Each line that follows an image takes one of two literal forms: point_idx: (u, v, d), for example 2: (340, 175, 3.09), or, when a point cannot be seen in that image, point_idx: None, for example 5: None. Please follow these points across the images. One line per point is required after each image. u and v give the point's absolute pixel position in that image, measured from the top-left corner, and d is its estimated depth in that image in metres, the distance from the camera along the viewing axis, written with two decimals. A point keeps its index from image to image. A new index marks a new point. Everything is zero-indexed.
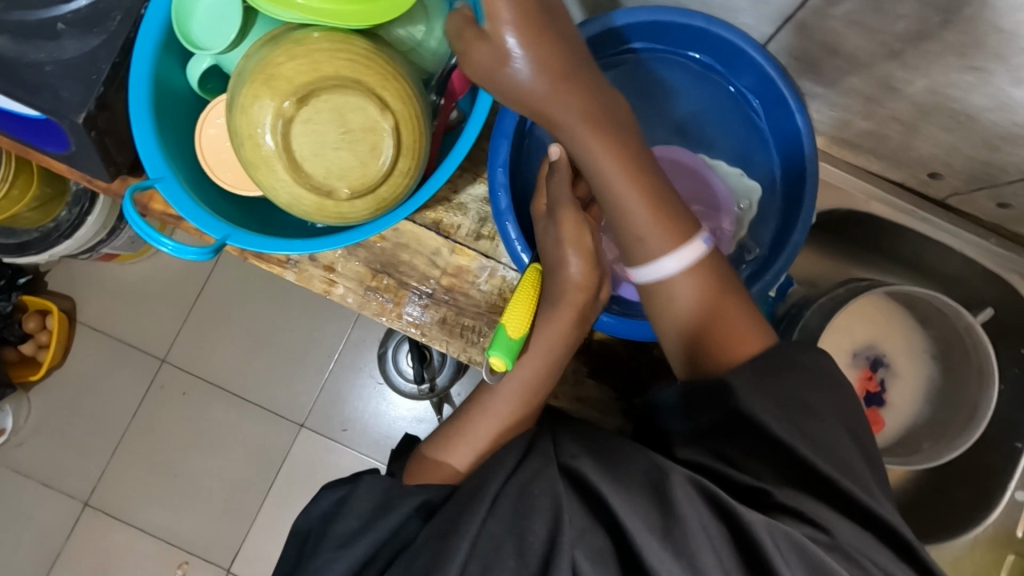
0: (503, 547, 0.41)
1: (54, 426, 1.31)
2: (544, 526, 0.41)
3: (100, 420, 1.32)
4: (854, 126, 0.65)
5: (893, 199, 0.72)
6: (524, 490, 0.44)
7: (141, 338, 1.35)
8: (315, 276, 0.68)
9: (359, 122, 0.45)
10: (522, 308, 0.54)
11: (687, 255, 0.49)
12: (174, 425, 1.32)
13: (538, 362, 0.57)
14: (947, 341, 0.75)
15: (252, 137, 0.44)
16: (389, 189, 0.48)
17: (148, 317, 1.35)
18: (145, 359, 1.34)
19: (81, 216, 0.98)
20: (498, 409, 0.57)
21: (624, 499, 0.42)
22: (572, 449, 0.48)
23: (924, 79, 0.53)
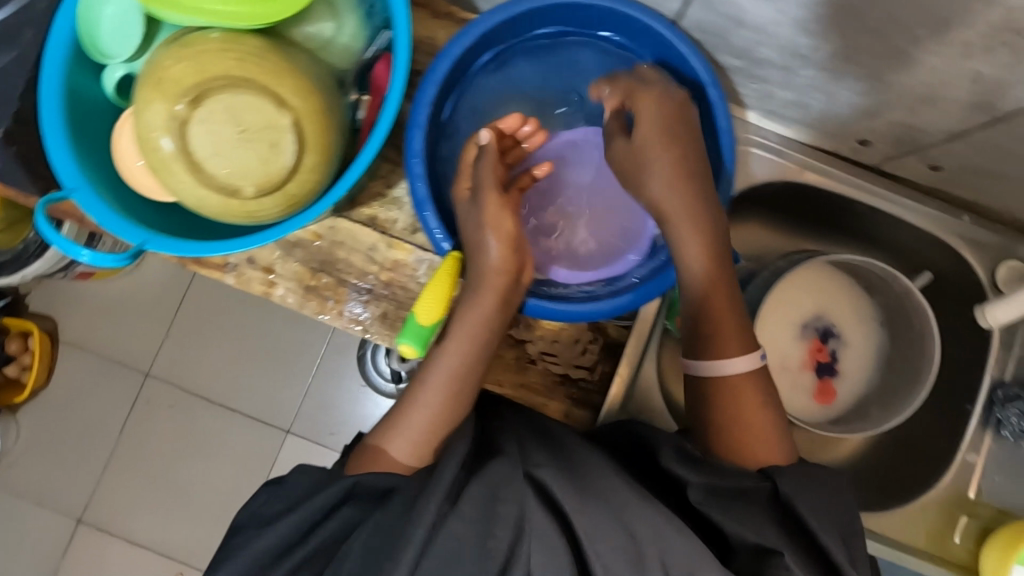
0: (465, 549, 0.41)
1: (41, 446, 1.40)
2: (506, 526, 0.42)
3: (88, 434, 1.40)
4: (778, 97, 0.65)
5: (830, 169, 0.71)
6: (491, 490, 0.45)
7: (128, 354, 1.42)
8: (253, 278, 0.69)
9: (255, 121, 0.46)
10: (435, 297, 0.56)
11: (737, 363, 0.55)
12: (160, 437, 1.40)
13: (468, 341, 0.56)
14: (891, 308, 0.76)
15: (150, 141, 0.45)
16: (298, 185, 0.49)
17: (130, 334, 1.42)
18: (128, 375, 1.41)
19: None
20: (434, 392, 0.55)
21: (589, 520, 0.42)
22: (537, 458, 0.49)
23: (830, 45, 0.53)
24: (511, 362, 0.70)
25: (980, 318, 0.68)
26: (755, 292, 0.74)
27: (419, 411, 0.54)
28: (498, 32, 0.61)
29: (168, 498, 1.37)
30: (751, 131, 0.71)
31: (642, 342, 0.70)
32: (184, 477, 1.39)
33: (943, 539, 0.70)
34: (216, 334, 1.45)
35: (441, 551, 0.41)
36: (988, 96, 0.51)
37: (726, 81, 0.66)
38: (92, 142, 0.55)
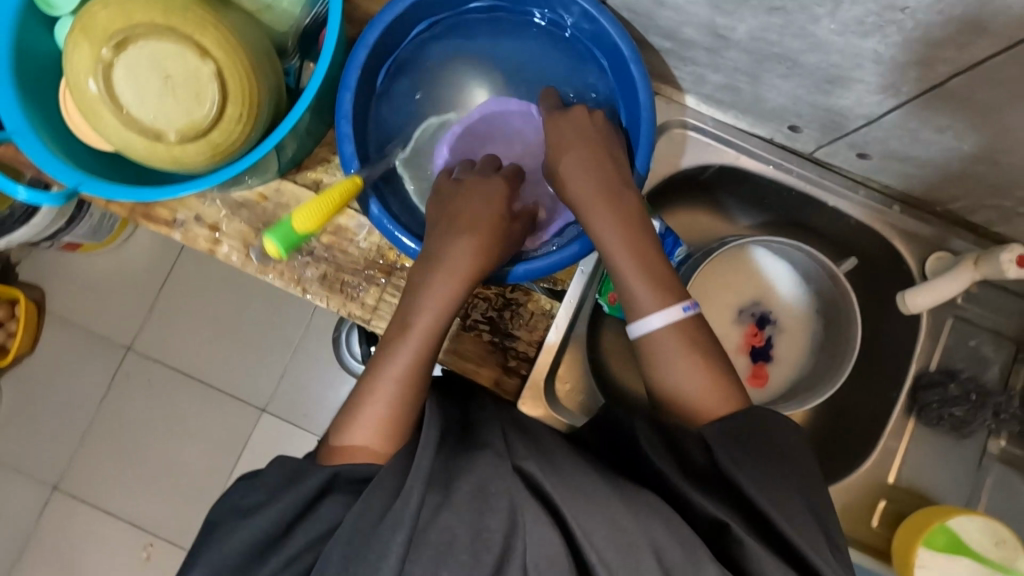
0: (456, 546, 0.43)
1: (28, 412, 1.48)
2: (500, 519, 0.44)
3: (71, 401, 1.48)
4: (711, 81, 0.66)
5: (761, 154, 0.73)
6: (481, 488, 0.46)
7: (110, 329, 1.50)
8: (199, 235, 0.71)
9: (179, 69, 0.49)
10: (319, 212, 0.56)
11: (670, 314, 0.57)
12: (139, 408, 1.48)
13: (427, 322, 0.57)
14: (823, 294, 0.78)
15: (78, 83, 0.48)
16: (222, 135, 0.51)
17: (115, 309, 1.50)
18: (111, 348, 1.49)
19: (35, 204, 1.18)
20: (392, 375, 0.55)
21: (583, 515, 0.45)
22: (522, 452, 0.50)
23: (743, 24, 0.54)
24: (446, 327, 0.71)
25: (902, 304, 0.70)
26: (688, 273, 0.75)
27: (379, 394, 0.55)
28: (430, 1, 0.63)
29: (141, 468, 1.46)
30: (689, 115, 0.72)
31: (571, 313, 0.71)
32: (158, 450, 1.46)
33: (861, 523, 0.71)
34: (194, 311, 1.49)
35: (434, 543, 0.43)
36: (892, 78, 0.52)
37: (662, 63, 0.67)
38: (38, 93, 0.57)
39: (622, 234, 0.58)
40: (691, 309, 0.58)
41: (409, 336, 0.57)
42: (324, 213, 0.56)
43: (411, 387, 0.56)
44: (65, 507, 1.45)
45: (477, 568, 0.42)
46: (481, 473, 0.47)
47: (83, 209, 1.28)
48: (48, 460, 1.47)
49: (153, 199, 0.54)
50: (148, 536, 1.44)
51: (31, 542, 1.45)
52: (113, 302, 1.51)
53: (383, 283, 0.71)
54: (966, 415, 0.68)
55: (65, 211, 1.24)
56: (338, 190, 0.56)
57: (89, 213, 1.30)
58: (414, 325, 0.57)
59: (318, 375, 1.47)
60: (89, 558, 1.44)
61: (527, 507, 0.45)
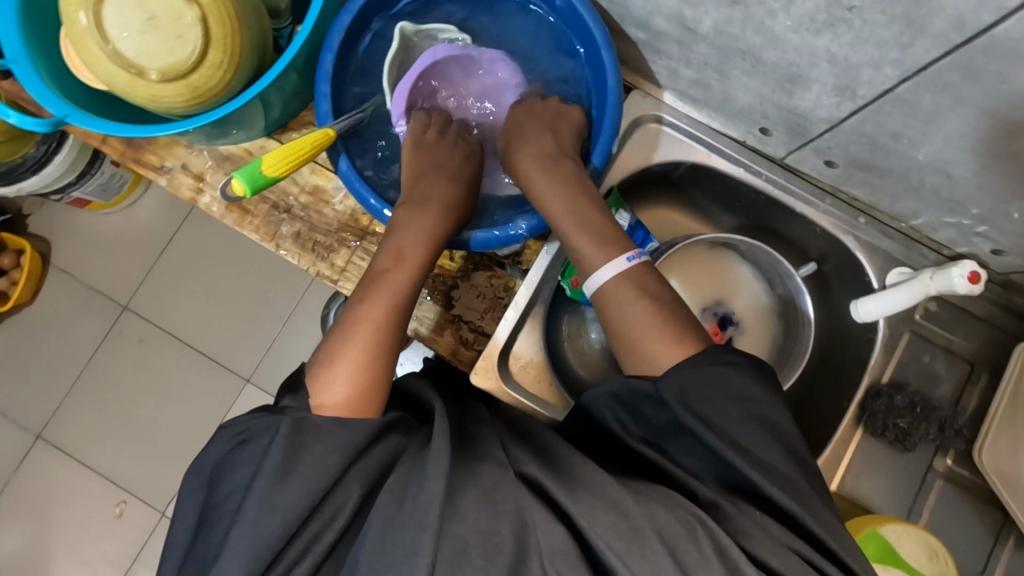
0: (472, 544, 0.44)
1: (21, 360, 1.52)
2: (509, 522, 0.46)
3: (64, 353, 1.52)
4: (684, 76, 0.68)
5: (734, 155, 0.75)
6: (489, 496, 0.47)
7: (107, 286, 1.54)
8: (184, 183, 0.74)
9: (164, 10, 0.52)
10: (292, 158, 0.57)
11: (615, 265, 0.62)
12: (127, 366, 1.51)
13: (409, 279, 0.62)
14: (786, 300, 0.80)
15: (70, 14, 0.52)
16: (201, 77, 0.54)
17: (115, 267, 1.54)
18: (108, 305, 1.53)
19: (48, 155, 1.23)
20: (374, 326, 0.60)
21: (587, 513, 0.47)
22: (524, 459, 0.53)
23: (708, 16, 0.57)
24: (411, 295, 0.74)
25: (856, 312, 0.72)
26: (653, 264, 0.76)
27: (372, 326, 0.60)
28: None
29: (123, 426, 1.49)
30: (665, 111, 0.74)
31: (531, 292, 0.73)
32: (142, 410, 1.49)
33: None
34: (190, 276, 1.53)
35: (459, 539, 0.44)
36: (845, 80, 0.54)
37: (639, 55, 0.70)
38: (42, 29, 0.61)
39: (575, 217, 0.63)
40: (636, 259, 0.63)
41: (391, 288, 0.61)
42: (290, 158, 0.57)
43: (386, 339, 0.60)
44: (46, 457, 1.48)
45: (492, 569, 0.43)
46: (486, 484, 0.49)
47: (92, 165, 1.33)
48: (35, 410, 1.50)
49: (133, 135, 0.57)
50: (123, 494, 1.46)
51: (9, 488, 1.48)
52: (114, 260, 1.55)
53: (353, 245, 0.74)
54: (909, 426, 0.69)
55: (77, 165, 1.28)
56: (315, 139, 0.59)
57: (98, 170, 1.35)
58: (391, 276, 0.62)
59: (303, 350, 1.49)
60: (64, 510, 1.47)
61: (537, 514, 0.47)
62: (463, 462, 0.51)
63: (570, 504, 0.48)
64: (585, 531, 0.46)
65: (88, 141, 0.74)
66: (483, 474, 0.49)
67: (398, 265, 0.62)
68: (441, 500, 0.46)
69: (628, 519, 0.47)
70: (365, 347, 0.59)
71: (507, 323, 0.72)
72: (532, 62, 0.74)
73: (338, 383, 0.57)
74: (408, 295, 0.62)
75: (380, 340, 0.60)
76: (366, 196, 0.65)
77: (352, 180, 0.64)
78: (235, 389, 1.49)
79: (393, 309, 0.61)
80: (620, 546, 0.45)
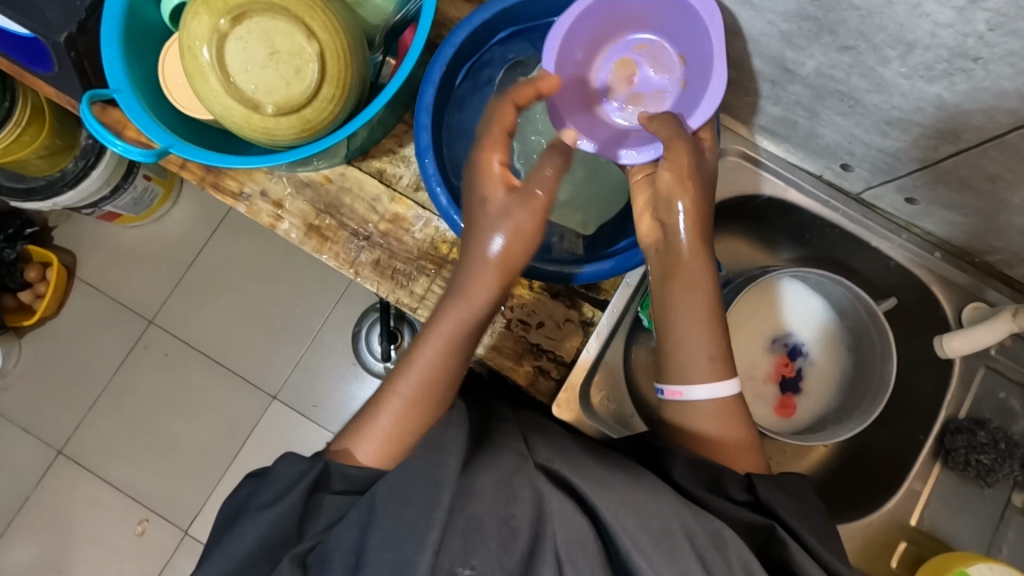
0: (488, 538, 0.46)
1: (43, 374, 1.50)
2: (527, 509, 0.48)
3: (88, 367, 1.50)
4: (768, 112, 0.70)
5: (812, 191, 0.75)
6: (506, 480, 0.50)
7: (134, 300, 1.53)
8: (263, 210, 0.74)
9: (286, 46, 0.52)
10: None
11: (715, 391, 0.61)
12: (152, 382, 1.49)
13: (423, 377, 0.58)
14: (860, 332, 0.78)
15: (194, 49, 0.52)
16: (314, 112, 0.55)
17: (144, 281, 1.53)
18: (134, 320, 1.52)
19: (85, 169, 1.22)
20: (393, 415, 0.57)
21: (613, 506, 0.49)
22: (547, 453, 0.55)
23: (812, 60, 0.58)
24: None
25: (939, 348, 0.72)
26: (728, 296, 0.78)
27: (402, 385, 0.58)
28: (514, 10, 0.66)
29: (146, 441, 1.47)
30: (742, 144, 0.75)
31: (614, 319, 0.74)
32: (166, 424, 1.47)
33: (880, 561, 0.71)
34: (219, 292, 1.52)
35: (465, 533, 0.46)
36: (949, 123, 0.55)
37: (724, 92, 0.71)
38: (139, 58, 0.62)
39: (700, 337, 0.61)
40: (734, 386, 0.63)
41: (406, 387, 0.58)
42: None
43: (409, 425, 0.57)
44: (67, 473, 1.46)
45: (506, 556, 0.46)
46: (524, 480, 0.51)
47: (127, 178, 1.32)
48: (56, 424, 1.48)
49: (238, 167, 0.57)
50: (144, 512, 1.44)
51: (27, 505, 1.45)
52: (142, 274, 1.54)
53: (432, 274, 0.74)
54: (992, 463, 0.69)
55: (112, 179, 1.28)
56: None
57: (132, 185, 1.34)
58: (407, 371, 0.58)
59: (331, 368, 1.48)
60: (84, 527, 1.44)
61: (556, 505, 0.49)
62: (483, 454, 0.53)
63: (596, 498, 0.49)
64: (608, 523, 0.48)
65: (168, 167, 0.74)
66: (509, 464, 0.52)
67: (414, 360, 0.58)
68: (456, 485, 0.48)
69: (659, 522, 0.48)
70: (388, 433, 0.57)
71: (593, 347, 0.73)
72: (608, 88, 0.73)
73: (356, 453, 0.57)
74: (434, 367, 0.58)
75: (405, 427, 0.57)
76: (436, 193, 0.62)
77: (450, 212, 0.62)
78: (261, 406, 1.47)
79: (410, 405, 0.58)
80: (654, 543, 0.47)
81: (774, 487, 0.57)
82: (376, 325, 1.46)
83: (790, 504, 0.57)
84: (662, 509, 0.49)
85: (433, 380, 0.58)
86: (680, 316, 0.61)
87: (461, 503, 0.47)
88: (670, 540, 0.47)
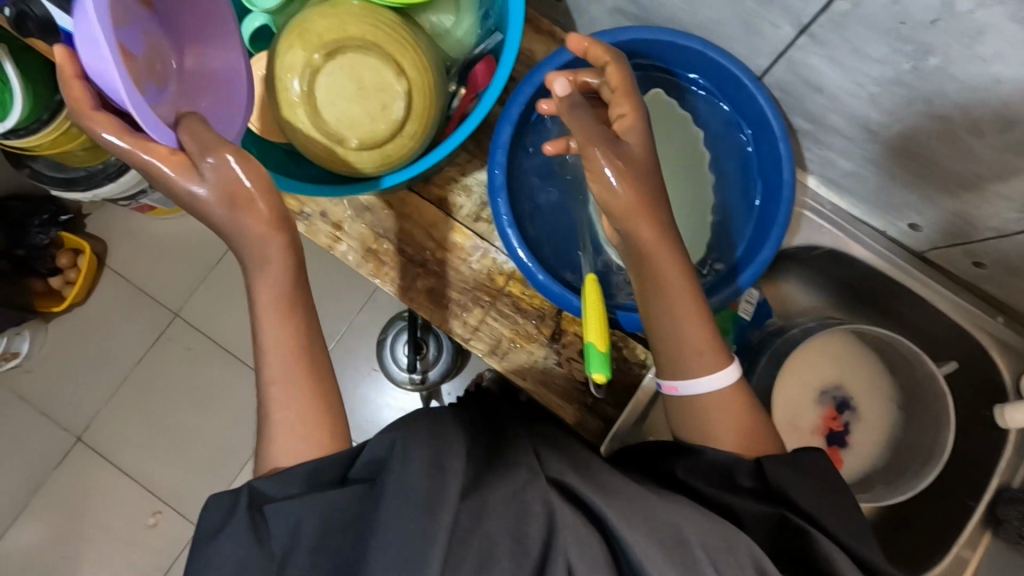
0: (500, 546, 0.41)
1: (66, 360, 1.47)
2: (539, 525, 0.43)
3: (112, 356, 1.48)
4: (839, 166, 0.69)
5: (875, 246, 0.74)
6: (515, 495, 0.44)
7: (162, 292, 1.49)
8: (322, 230, 0.74)
9: (374, 83, 0.53)
10: (597, 318, 0.58)
11: (721, 376, 0.57)
12: (174, 375, 1.47)
13: (282, 356, 0.54)
14: (912, 390, 0.77)
15: (283, 81, 0.52)
16: (395, 148, 0.55)
17: (173, 275, 1.50)
18: (160, 312, 1.48)
19: (127, 163, 1.18)
20: (287, 409, 0.54)
21: (621, 512, 0.44)
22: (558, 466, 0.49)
23: (899, 124, 0.57)
24: (522, 339, 0.73)
25: (998, 417, 0.70)
26: (781, 346, 0.75)
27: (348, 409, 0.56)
28: None
29: (166, 433, 1.45)
30: (806, 196, 0.74)
31: None
32: (185, 418, 1.46)
33: None
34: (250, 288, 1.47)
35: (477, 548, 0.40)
36: None
37: (795, 143, 0.70)
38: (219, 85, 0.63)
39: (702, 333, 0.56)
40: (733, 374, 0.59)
41: (278, 375, 0.54)
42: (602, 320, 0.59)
43: (321, 401, 0.56)
44: (84, 460, 1.44)
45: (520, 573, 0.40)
46: None
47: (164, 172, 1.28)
48: (76, 409, 1.45)
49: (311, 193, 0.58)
50: (157, 504, 1.43)
51: (41, 490, 1.43)
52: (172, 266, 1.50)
53: (487, 305, 0.73)
54: None
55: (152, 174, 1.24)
56: (593, 291, 0.60)
57: None
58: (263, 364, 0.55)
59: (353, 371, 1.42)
60: (98, 516, 1.42)
61: (568, 515, 0.43)
62: (488, 469, 0.47)
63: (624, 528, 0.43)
64: (618, 529, 0.43)
65: None
66: (517, 475, 0.46)
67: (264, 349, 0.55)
68: None
69: (669, 526, 0.44)
70: (302, 427, 0.54)
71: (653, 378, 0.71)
72: (682, 121, 0.67)
73: (285, 462, 0.53)
74: (286, 342, 0.54)
75: (313, 407, 0.55)
76: (511, 242, 0.62)
77: (505, 224, 0.62)
78: None
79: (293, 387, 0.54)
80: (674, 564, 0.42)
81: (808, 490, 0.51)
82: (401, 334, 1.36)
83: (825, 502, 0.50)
84: (684, 517, 0.45)
85: (295, 351, 0.55)
86: (680, 325, 0.56)
87: (479, 506, 0.42)
88: (685, 548, 0.43)
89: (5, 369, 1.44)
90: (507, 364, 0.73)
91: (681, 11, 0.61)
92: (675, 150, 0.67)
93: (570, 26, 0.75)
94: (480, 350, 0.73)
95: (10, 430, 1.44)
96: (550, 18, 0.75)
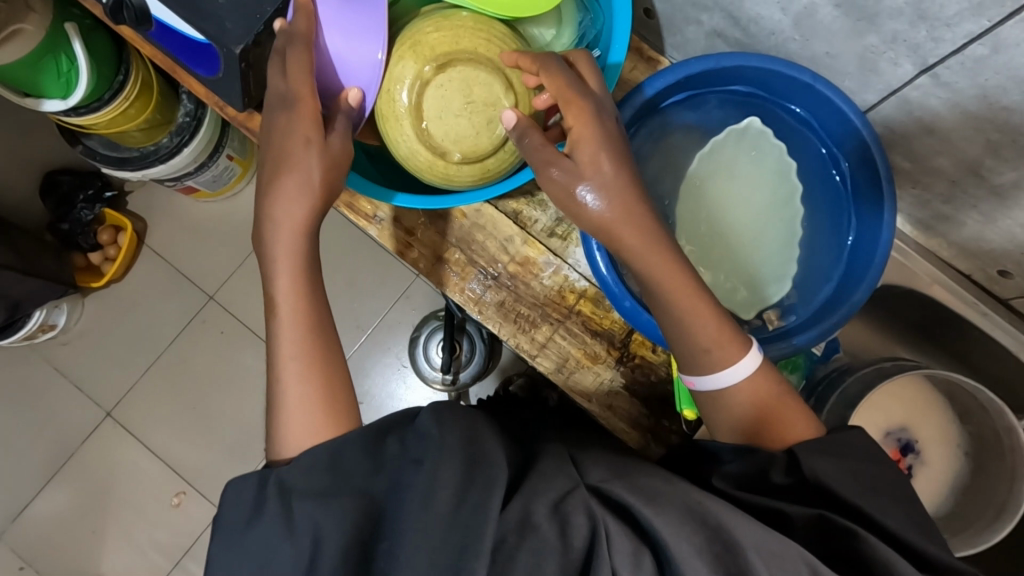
0: (547, 559, 0.39)
1: (95, 335, 1.38)
2: (583, 535, 0.40)
3: (143, 336, 1.38)
4: (933, 208, 0.67)
5: (957, 289, 0.73)
6: (557, 509, 0.42)
7: (197, 271, 1.38)
8: (394, 236, 0.73)
9: (482, 96, 0.55)
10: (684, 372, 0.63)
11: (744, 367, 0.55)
12: (203, 359, 1.37)
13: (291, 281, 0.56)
14: (983, 440, 0.75)
15: (393, 91, 0.56)
16: (495, 161, 0.58)
17: (206, 253, 1.38)
18: (195, 292, 1.38)
19: (178, 146, 1.08)
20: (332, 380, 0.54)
21: (666, 521, 0.42)
22: (598, 474, 0.48)
23: (1014, 171, 0.56)
24: (588, 360, 0.72)
25: None
26: (853, 386, 0.72)
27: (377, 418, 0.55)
28: (693, 78, 0.63)
29: (194, 416, 1.35)
30: None
31: None
32: (216, 402, 1.36)
33: None
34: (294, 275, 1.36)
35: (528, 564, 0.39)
36: None
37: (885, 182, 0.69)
38: None
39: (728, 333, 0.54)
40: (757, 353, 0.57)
41: (276, 297, 0.55)
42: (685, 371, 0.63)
43: None
44: (110, 440, 1.35)
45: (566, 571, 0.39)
46: None
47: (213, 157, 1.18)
48: (105, 386, 1.36)
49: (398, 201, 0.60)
50: (182, 484, 1.33)
51: (62, 470, 1.34)
52: (203, 246, 1.39)
53: (556, 323, 0.72)
54: None
55: (200, 156, 1.14)
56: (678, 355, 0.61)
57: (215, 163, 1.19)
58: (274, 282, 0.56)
59: (381, 362, 1.30)
60: (122, 497, 1.34)
61: (613, 526, 0.41)
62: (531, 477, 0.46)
63: None
64: (665, 539, 0.40)
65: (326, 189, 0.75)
66: (556, 483, 0.45)
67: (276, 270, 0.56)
68: None
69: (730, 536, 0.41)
70: (300, 368, 0.54)
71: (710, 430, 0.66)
72: (773, 151, 0.66)
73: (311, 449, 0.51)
74: (300, 301, 0.55)
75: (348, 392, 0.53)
76: (596, 260, 0.62)
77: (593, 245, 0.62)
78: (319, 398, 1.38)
79: (292, 316, 0.55)
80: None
81: (889, 505, 0.46)
82: (435, 332, 1.27)
83: (902, 518, 0.45)
84: (740, 522, 0.42)
85: (301, 287, 0.56)
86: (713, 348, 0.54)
87: (524, 518, 0.41)
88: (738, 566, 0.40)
89: (43, 340, 1.34)
90: (574, 386, 0.72)
91: (792, 42, 0.60)
92: (760, 178, 0.66)
93: (661, 47, 0.74)
94: (546, 368, 0.72)
95: (31, 402, 1.35)
96: (641, 38, 0.74)
